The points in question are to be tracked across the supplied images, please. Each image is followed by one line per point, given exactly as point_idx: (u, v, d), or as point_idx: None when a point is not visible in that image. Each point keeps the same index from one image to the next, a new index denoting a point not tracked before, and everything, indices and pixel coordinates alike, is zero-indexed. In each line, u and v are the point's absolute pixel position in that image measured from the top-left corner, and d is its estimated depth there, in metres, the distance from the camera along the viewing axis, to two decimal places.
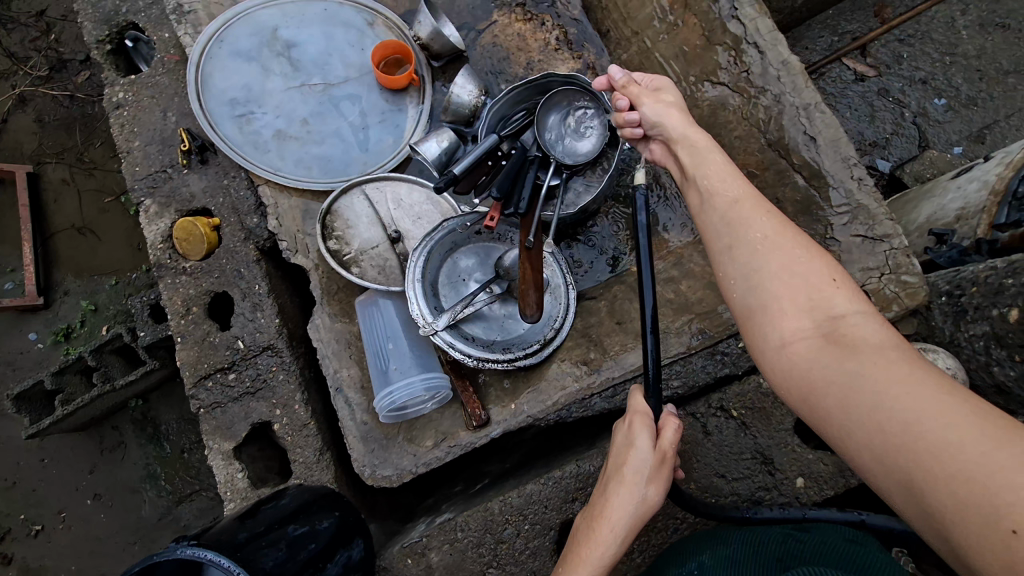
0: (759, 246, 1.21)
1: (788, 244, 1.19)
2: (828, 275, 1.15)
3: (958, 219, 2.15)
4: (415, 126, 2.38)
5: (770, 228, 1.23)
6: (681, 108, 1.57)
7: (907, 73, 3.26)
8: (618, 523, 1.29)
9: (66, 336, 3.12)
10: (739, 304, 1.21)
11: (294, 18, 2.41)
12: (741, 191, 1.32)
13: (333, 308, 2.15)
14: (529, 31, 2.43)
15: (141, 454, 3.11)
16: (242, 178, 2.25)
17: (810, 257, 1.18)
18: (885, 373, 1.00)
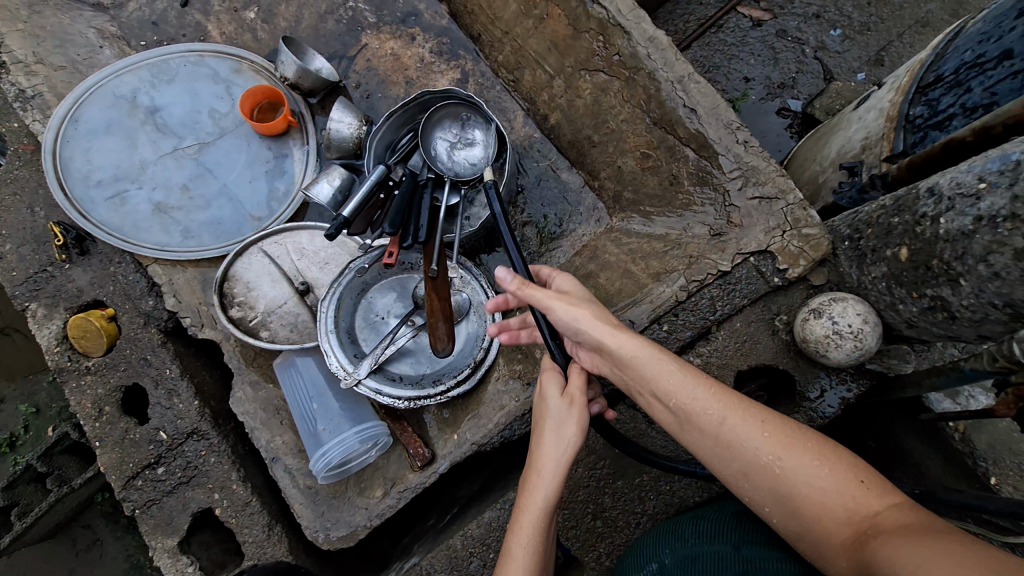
0: (678, 407, 1.27)
1: (700, 394, 1.25)
2: (748, 416, 1.20)
3: (863, 150, 2.17)
4: (305, 169, 2.29)
5: (681, 383, 1.27)
6: (592, 304, 1.43)
7: (801, 9, 3.30)
8: (546, 469, 1.33)
9: (11, 446, 2.97)
10: (781, 528, 1.16)
11: (152, 81, 2.29)
12: (635, 344, 1.32)
13: (253, 375, 2.05)
14: (401, 49, 2.37)
15: (120, 547, 3.01)
16: (128, 262, 2.14)
17: (732, 403, 1.23)
18: (907, 552, 0.92)
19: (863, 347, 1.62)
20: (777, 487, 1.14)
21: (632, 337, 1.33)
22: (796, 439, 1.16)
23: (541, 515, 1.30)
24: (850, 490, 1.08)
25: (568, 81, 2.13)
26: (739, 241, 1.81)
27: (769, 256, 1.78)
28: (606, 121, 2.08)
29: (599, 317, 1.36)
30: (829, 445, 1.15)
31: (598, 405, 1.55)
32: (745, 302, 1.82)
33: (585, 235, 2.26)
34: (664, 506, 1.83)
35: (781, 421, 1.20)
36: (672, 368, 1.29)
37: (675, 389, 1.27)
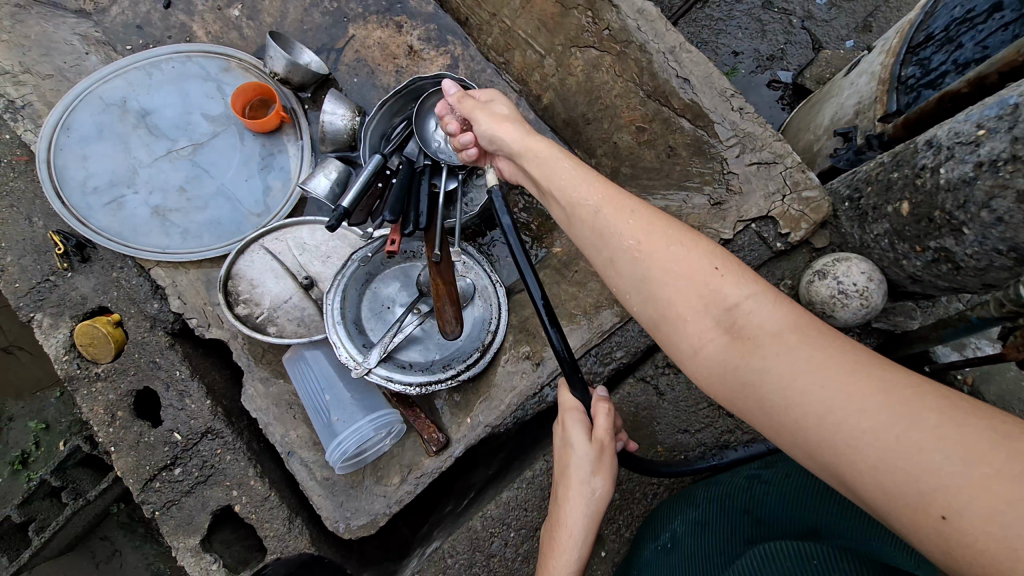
0: (570, 188, 1.27)
1: (593, 201, 1.22)
2: (639, 222, 1.14)
3: (857, 114, 2.17)
4: (300, 164, 2.29)
5: (582, 194, 1.24)
6: (513, 119, 1.50)
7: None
8: (576, 528, 1.28)
9: (24, 463, 2.95)
10: (642, 318, 1.13)
11: (141, 84, 2.28)
12: (554, 165, 1.33)
13: (263, 372, 2.06)
14: (389, 38, 2.36)
15: (140, 556, 3.04)
16: (131, 267, 2.14)
17: (615, 201, 1.20)
18: (789, 362, 0.91)
19: (869, 306, 1.62)
20: (653, 293, 1.09)
21: (543, 152, 1.36)
22: (671, 234, 1.12)
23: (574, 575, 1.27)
24: (706, 279, 1.04)
25: (558, 60, 2.13)
26: (739, 208, 1.82)
27: (770, 222, 1.80)
28: (599, 97, 2.08)
29: (519, 131, 1.45)
30: (693, 234, 1.11)
31: (621, 442, 1.54)
32: (749, 269, 1.83)
33: None
34: (679, 476, 1.85)
35: (654, 213, 1.16)
36: (575, 172, 1.29)
37: (563, 173, 1.30)
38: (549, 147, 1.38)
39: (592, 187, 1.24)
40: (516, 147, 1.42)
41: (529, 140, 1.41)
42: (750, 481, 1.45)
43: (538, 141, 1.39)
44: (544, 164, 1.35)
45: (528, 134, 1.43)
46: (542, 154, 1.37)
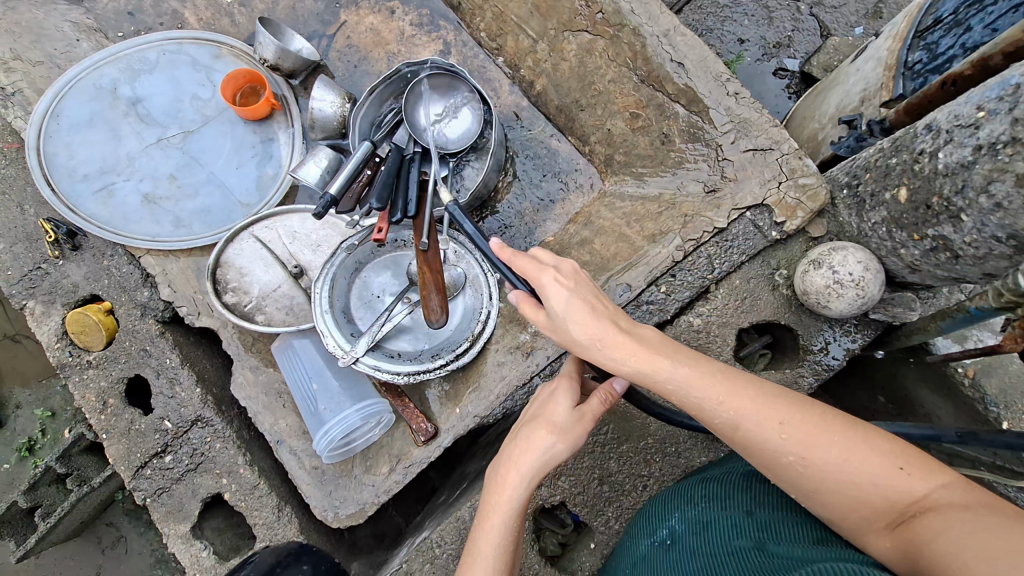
0: (641, 371, 1.16)
1: (670, 371, 1.15)
2: (724, 388, 1.13)
3: (862, 101, 2.10)
4: (291, 152, 2.26)
5: (655, 373, 1.15)
6: (610, 322, 1.18)
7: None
8: (524, 469, 1.23)
9: (30, 450, 2.98)
10: (824, 516, 1.06)
11: (131, 71, 2.27)
12: (586, 328, 1.16)
13: (253, 360, 2.06)
14: (381, 23, 2.33)
15: (144, 543, 3.05)
16: (121, 255, 2.13)
17: (698, 374, 1.14)
18: (970, 534, 0.84)
19: (865, 296, 1.57)
20: (799, 477, 1.07)
21: (569, 327, 1.17)
22: (771, 401, 1.10)
23: (513, 513, 1.23)
24: (886, 474, 0.99)
25: (551, 45, 2.08)
26: (734, 195, 1.79)
27: (765, 210, 1.76)
28: (593, 82, 2.03)
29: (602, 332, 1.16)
30: (858, 424, 1.07)
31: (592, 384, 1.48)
32: (744, 258, 1.79)
33: (578, 203, 2.20)
34: (671, 469, 1.81)
35: (805, 399, 1.12)
36: (633, 362, 1.16)
37: (616, 351, 1.16)
38: (583, 314, 1.17)
39: (659, 359, 1.16)
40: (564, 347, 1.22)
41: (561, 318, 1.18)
42: (750, 482, 1.41)
43: (569, 314, 1.17)
44: (599, 359, 1.18)
45: (551, 302, 1.18)
46: (579, 325, 1.17)
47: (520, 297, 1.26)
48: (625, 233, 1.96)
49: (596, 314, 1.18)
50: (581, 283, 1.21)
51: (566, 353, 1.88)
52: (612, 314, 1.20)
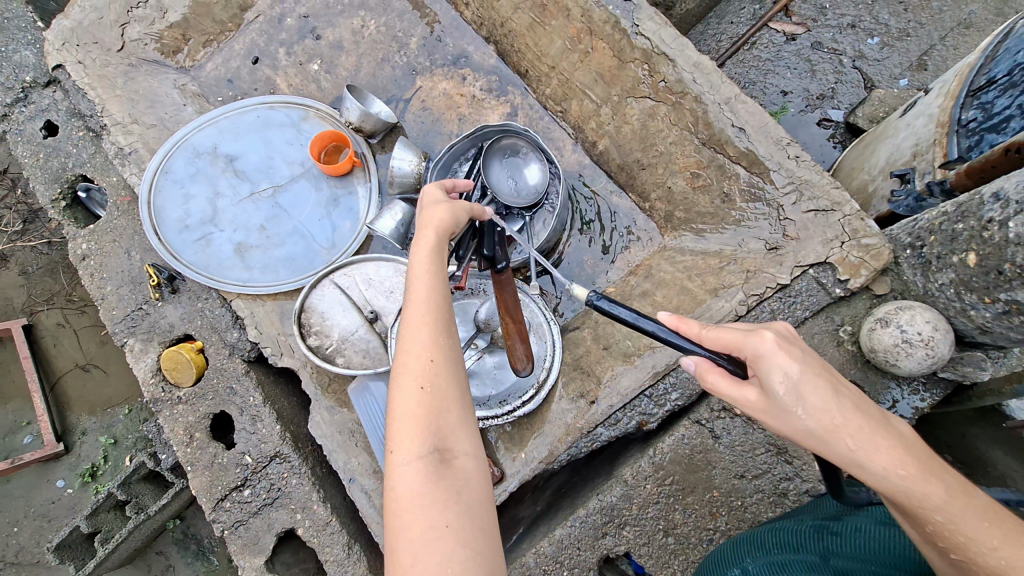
0: (901, 484, 1.00)
1: (941, 495, 0.99)
2: (988, 519, 1.00)
3: (914, 156, 2.16)
4: (368, 205, 2.45)
5: (922, 491, 0.99)
6: (833, 397, 1.01)
7: (835, 21, 3.32)
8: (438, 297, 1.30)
9: (93, 476, 3.10)
10: None
11: (230, 132, 2.53)
12: (829, 419, 1.00)
13: (329, 401, 2.18)
14: (454, 88, 2.54)
15: (191, 572, 3.13)
16: (215, 298, 2.32)
17: (962, 499, 1.00)
18: None
19: (935, 355, 1.60)
20: None
21: (806, 414, 1.01)
22: None
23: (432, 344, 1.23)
24: None
25: (614, 109, 2.23)
26: (797, 253, 1.85)
27: (828, 268, 1.81)
28: (655, 144, 2.15)
29: (828, 410, 1.01)
30: None
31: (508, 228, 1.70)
32: (808, 314, 1.84)
33: (638, 256, 2.30)
34: (737, 522, 1.81)
35: None
36: (903, 472, 1.00)
37: (871, 452, 0.99)
38: (823, 398, 1.01)
39: (928, 482, 1.00)
40: (789, 437, 1.05)
41: (786, 415, 1.02)
42: (822, 535, 1.44)
43: (813, 401, 1.01)
44: (843, 456, 1.01)
45: (782, 384, 1.02)
46: (821, 413, 1.01)
47: (702, 369, 1.13)
48: (686, 286, 2.04)
49: (837, 395, 1.02)
50: (805, 351, 1.06)
51: (630, 404, 1.93)
52: (858, 403, 1.03)
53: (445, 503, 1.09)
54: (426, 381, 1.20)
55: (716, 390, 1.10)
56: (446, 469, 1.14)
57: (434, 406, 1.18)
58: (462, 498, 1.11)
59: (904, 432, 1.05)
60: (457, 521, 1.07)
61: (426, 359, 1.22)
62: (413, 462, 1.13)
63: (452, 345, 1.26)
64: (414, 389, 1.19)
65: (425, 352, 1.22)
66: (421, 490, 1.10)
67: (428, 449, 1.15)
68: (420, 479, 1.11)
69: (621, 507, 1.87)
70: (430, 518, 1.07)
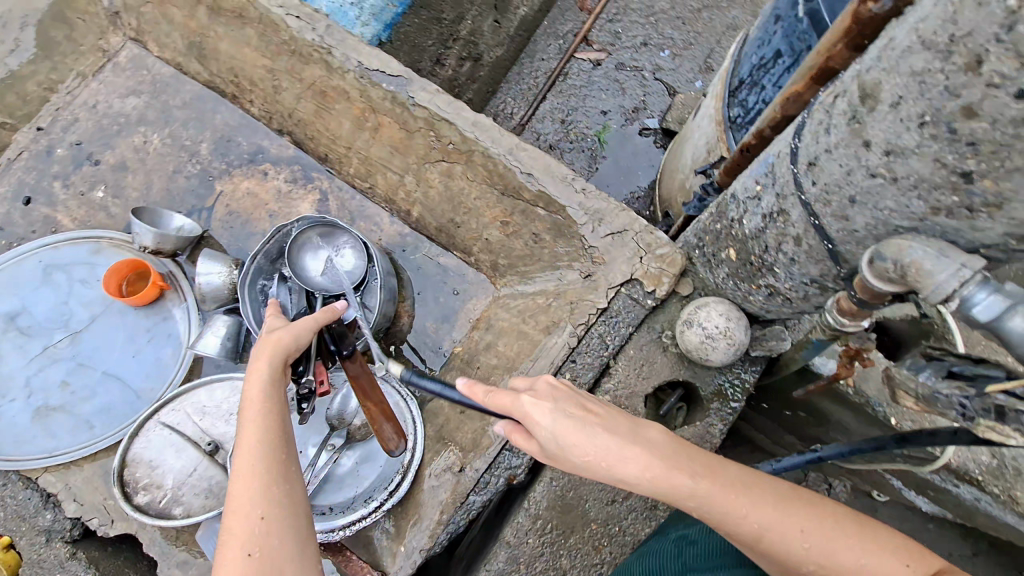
0: (657, 488, 1.08)
1: (688, 484, 1.08)
2: (737, 490, 1.10)
3: (708, 152, 2.41)
4: (189, 326, 2.26)
5: (673, 488, 1.08)
6: (584, 422, 1.09)
7: (629, 42, 3.67)
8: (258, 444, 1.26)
9: None
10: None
11: (9, 287, 2.26)
12: (584, 450, 1.07)
13: (179, 556, 1.93)
14: (257, 186, 2.45)
15: None
16: (15, 480, 2.00)
17: (710, 483, 1.09)
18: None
19: (736, 343, 1.73)
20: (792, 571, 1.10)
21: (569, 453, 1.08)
22: (793, 510, 1.09)
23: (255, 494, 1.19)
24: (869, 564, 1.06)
25: (416, 176, 2.25)
26: (607, 276, 1.96)
27: (636, 283, 1.93)
28: (462, 201, 2.20)
29: (580, 436, 1.07)
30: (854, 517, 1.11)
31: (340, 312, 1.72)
32: (632, 329, 1.94)
33: (477, 309, 2.30)
34: (621, 549, 1.83)
35: (803, 494, 1.13)
36: (655, 478, 1.08)
37: (623, 468, 1.07)
38: (574, 434, 1.07)
39: (679, 476, 1.08)
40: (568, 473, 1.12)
41: (552, 452, 1.09)
42: (682, 546, 1.50)
43: (564, 441, 1.08)
44: (603, 477, 1.08)
45: (541, 428, 1.09)
46: (578, 447, 1.07)
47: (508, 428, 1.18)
48: (523, 330, 2.08)
49: (590, 431, 1.08)
50: (558, 396, 1.13)
51: (494, 463, 1.89)
52: (607, 422, 1.10)
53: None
54: (256, 516, 1.17)
55: (520, 442, 1.18)
56: None
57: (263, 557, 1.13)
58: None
59: (656, 436, 1.12)
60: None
61: (257, 488, 1.20)
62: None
63: (280, 488, 1.22)
64: (238, 547, 1.14)
65: (254, 479, 1.21)
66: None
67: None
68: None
69: (509, 572, 1.80)
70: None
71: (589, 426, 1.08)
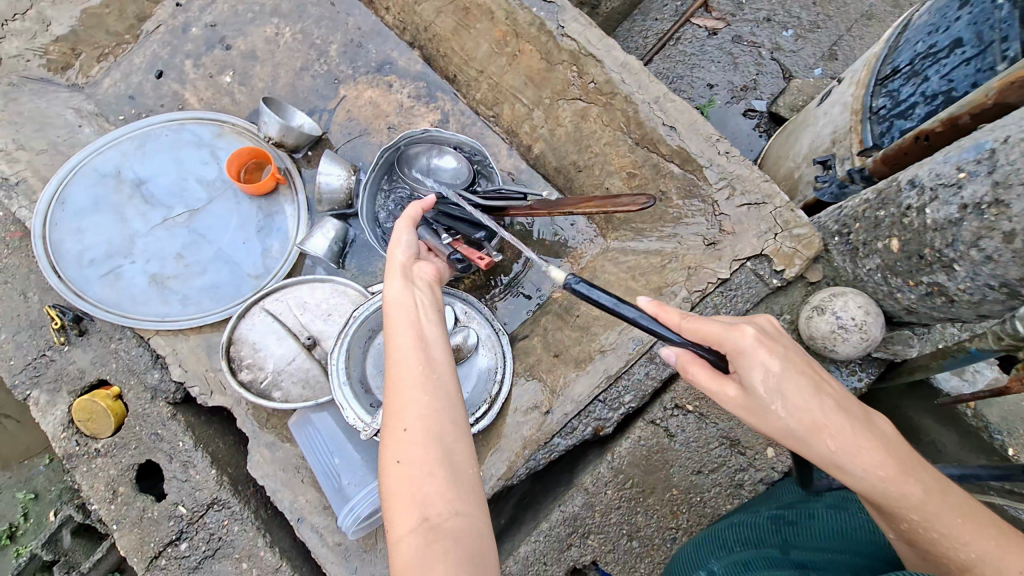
0: (882, 481, 1.05)
1: (917, 492, 1.04)
2: (964, 516, 1.05)
3: (834, 143, 2.16)
4: (298, 224, 2.30)
5: (899, 489, 1.04)
6: (813, 383, 1.08)
7: (752, 15, 3.32)
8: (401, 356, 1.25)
9: (12, 537, 2.65)
10: None
11: (135, 154, 2.31)
12: (808, 415, 1.06)
13: (269, 437, 2.05)
14: (380, 97, 2.42)
15: None
16: (129, 337, 2.12)
17: (937, 498, 1.05)
18: None
19: (869, 338, 1.66)
20: None
21: (787, 414, 1.07)
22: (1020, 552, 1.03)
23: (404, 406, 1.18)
24: None
25: (546, 112, 2.20)
26: (734, 248, 1.88)
27: (765, 260, 1.85)
28: (589, 145, 2.13)
29: (802, 395, 1.07)
30: None
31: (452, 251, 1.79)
32: (748, 306, 1.87)
33: (583, 259, 2.27)
34: (698, 519, 1.83)
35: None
36: (882, 473, 1.05)
37: (849, 453, 1.05)
38: (801, 395, 1.06)
39: (908, 479, 1.05)
40: (773, 433, 1.10)
41: (771, 409, 1.07)
42: (778, 526, 1.47)
43: (792, 399, 1.06)
44: (824, 454, 1.07)
45: (763, 379, 1.07)
46: (802, 409, 1.06)
47: (683, 360, 1.16)
48: (631, 287, 2.03)
49: (814, 390, 1.07)
50: (785, 345, 1.12)
51: (585, 410, 1.93)
52: (840, 398, 1.09)
53: (438, 564, 1.01)
54: (397, 456, 1.14)
55: (697, 381, 1.14)
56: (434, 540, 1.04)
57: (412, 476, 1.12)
58: (480, 561, 1.04)
59: (885, 430, 1.10)
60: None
61: (399, 426, 1.16)
62: (405, 536, 1.06)
63: (427, 405, 1.19)
64: (390, 460, 1.14)
65: (398, 417, 1.17)
66: (413, 561, 1.03)
67: (418, 517, 1.07)
68: (413, 552, 1.04)
69: (584, 517, 1.85)
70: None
71: (815, 390, 1.07)
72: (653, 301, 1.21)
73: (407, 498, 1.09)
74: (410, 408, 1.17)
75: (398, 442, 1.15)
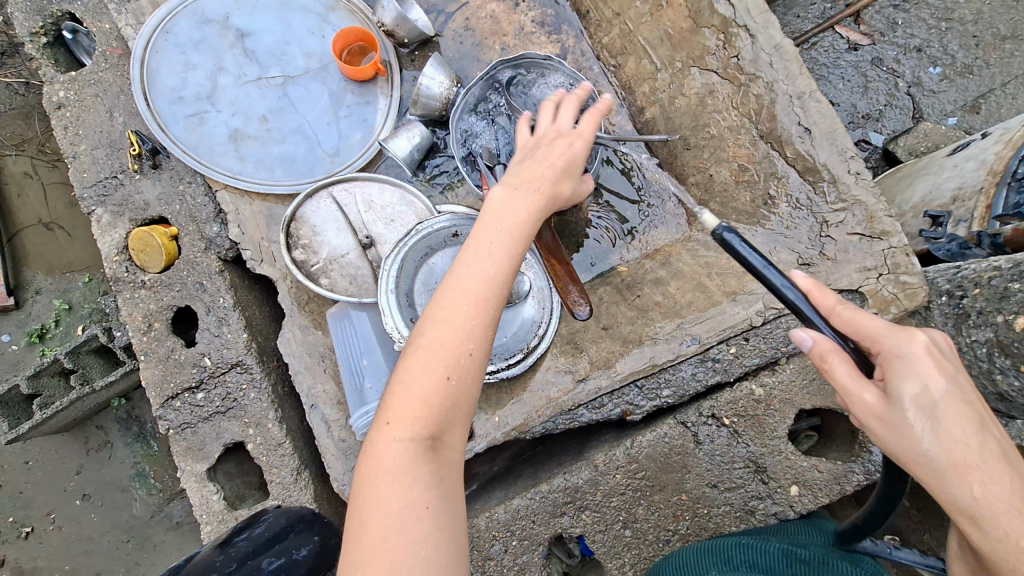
0: (1013, 556, 0.95)
1: None
2: None
3: (954, 199, 1.91)
4: (384, 121, 2.23)
5: None
6: (978, 421, 1.00)
7: (902, 40, 2.78)
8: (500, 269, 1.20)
9: (40, 337, 2.74)
10: None
11: (246, 3, 2.21)
12: (956, 453, 0.99)
13: (303, 319, 2.06)
14: (503, 13, 2.28)
15: (128, 453, 2.78)
16: (199, 184, 2.12)
17: None
18: None
19: None
20: None
21: (934, 440, 1.00)
22: None
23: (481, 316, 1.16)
24: None
25: (674, 76, 2.05)
26: (829, 275, 1.74)
27: (857, 297, 1.69)
28: (707, 125, 1.99)
29: (955, 433, 1.00)
30: None
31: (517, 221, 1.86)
32: None
33: (660, 239, 2.17)
34: (698, 529, 1.78)
35: None
36: None
37: (996, 507, 0.97)
38: (960, 426, 1.00)
39: None
40: (910, 458, 1.03)
41: (921, 433, 1.01)
42: (792, 563, 1.44)
43: (945, 429, 1.00)
44: (964, 498, 0.99)
45: (918, 395, 1.01)
46: (952, 448, 0.99)
47: (821, 349, 1.09)
48: (704, 283, 1.92)
49: (971, 428, 1.00)
50: (960, 369, 1.04)
51: (618, 392, 1.89)
52: (1008, 454, 1.01)
53: (427, 484, 1.06)
54: (451, 371, 1.12)
55: (832, 373, 1.08)
56: (434, 457, 1.10)
57: (445, 400, 1.11)
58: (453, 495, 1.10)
59: None
60: (442, 516, 1.05)
61: (464, 349, 1.14)
62: (406, 442, 1.08)
63: (485, 342, 1.18)
64: (438, 360, 1.12)
65: (462, 340, 1.14)
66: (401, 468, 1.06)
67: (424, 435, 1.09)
68: (405, 461, 1.06)
69: (584, 491, 1.82)
70: (410, 493, 1.04)
71: (972, 412, 1.01)
72: (810, 280, 1.16)
73: (423, 412, 1.10)
74: (478, 335, 1.16)
75: (457, 360, 1.13)
